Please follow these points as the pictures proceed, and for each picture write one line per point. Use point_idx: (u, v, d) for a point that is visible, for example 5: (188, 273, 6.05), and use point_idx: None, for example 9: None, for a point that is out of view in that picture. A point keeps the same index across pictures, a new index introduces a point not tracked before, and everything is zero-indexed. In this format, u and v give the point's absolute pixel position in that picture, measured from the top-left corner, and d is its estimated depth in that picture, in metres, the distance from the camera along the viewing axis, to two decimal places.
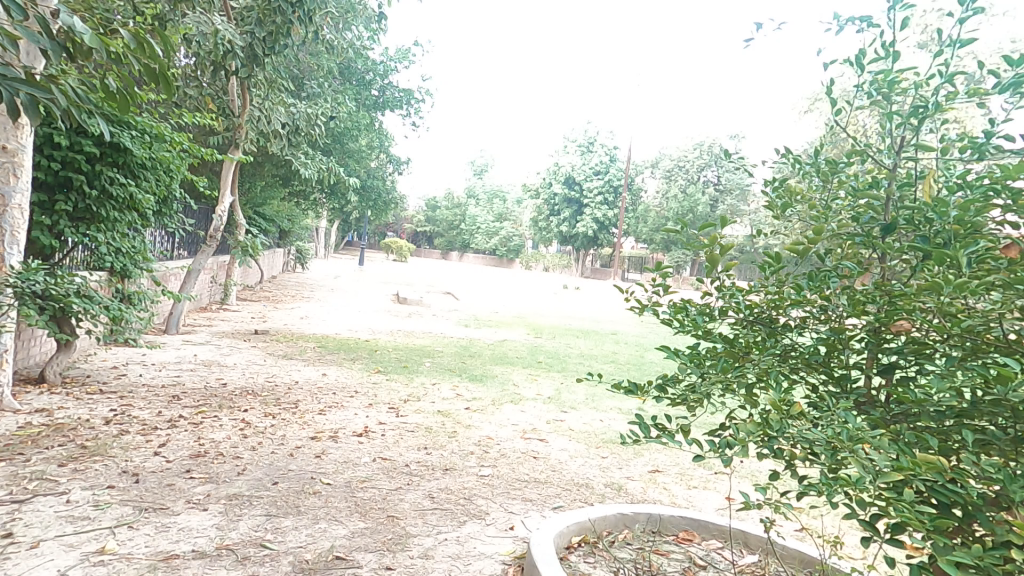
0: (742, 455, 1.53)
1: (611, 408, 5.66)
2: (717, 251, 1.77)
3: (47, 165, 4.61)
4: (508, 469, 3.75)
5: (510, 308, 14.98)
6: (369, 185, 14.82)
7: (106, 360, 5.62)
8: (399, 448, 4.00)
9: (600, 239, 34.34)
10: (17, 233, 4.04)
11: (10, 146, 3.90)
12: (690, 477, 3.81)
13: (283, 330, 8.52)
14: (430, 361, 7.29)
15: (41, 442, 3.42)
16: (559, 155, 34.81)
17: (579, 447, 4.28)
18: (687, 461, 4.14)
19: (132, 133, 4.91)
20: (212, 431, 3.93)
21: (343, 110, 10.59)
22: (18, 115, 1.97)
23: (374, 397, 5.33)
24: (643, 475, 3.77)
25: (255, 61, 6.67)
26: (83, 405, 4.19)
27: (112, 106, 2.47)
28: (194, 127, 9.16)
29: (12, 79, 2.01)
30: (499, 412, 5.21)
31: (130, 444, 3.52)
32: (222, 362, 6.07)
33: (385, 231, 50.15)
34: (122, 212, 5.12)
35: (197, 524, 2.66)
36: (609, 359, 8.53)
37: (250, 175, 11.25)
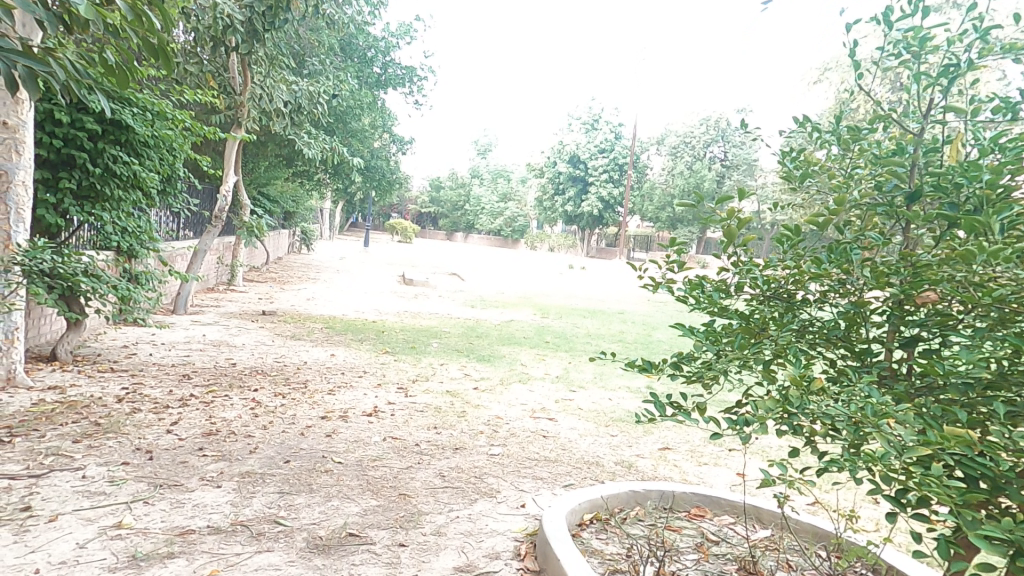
0: (761, 432, 1.49)
1: (620, 386, 5.66)
2: (734, 224, 1.71)
3: (49, 142, 4.53)
4: (518, 448, 3.75)
5: (516, 289, 14.94)
6: (373, 165, 14.68)
7: (116, 340, 5.65)
8: (409, 428, 4.01)
9: (606, 219, 34.10)
10: (23, 211, 4.01)
11: (10, 122, 3.83)
12: (701, 454, 3.81)
13: (291, 310, 8.55)
14: (438, 341, 7.31)
15: (56, 418, 3.45)
16: (564, 133, 34.40)
17: (588, 426, 4.28)
18: (697, 439, 4.13)
19: (133, 110, 4.84)
20: (223, 410, 3.95)
21: (345, 88, 10.44)
22: (16, 89, 1.94)
23: (383, 377, 5.34)
24: (653, 453, 3.77)
25: (254, 36, 6.54)
26: (95, 383, 4.21)
27: (111, 81, 2.43)
28: (196, 106, 9.07)
29: (9, 51, 1.98)
30: (508, 391, 5.22)
31: (143, 422, 3.54)
32: (231, 343, 6.09)
33: (389, 212, 49.99)
34: (126, 191, 5.09)
35: (212, 500, 2.68)
36: (616, 339, 8.52)
37: (254, 155, 11.17)
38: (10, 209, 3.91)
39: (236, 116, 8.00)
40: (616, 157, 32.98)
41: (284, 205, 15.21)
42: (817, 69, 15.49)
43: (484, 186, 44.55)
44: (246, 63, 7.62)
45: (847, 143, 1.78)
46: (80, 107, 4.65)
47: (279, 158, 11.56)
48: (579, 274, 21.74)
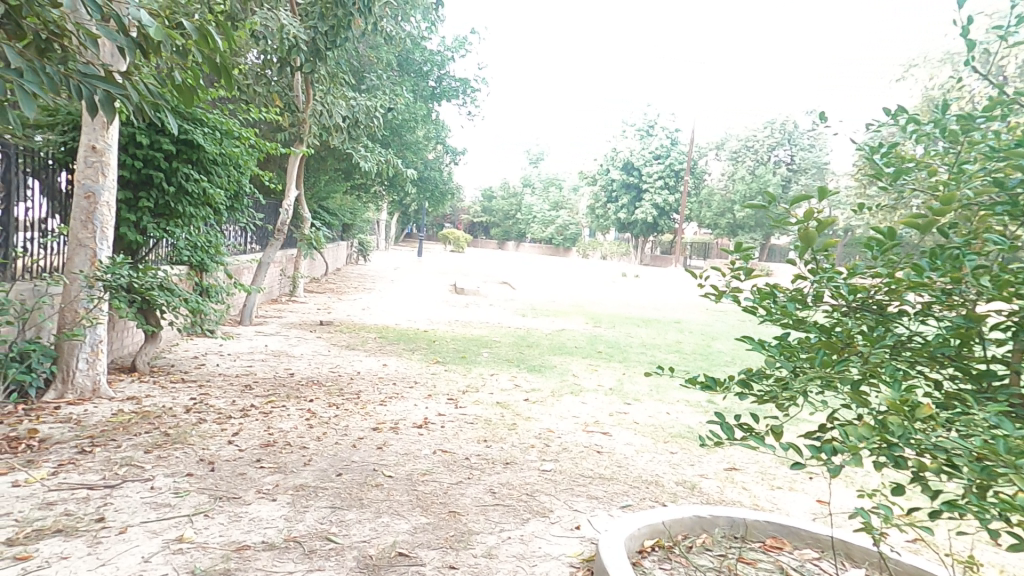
0: (853, 464, 1.28)
1: (677, 399, 5.39)
2: (813, 227, 1.52)
3: (131, 164, 4.79)
4: (571, 464, 3.60)
5: (568, 298, 14.78)
6: (426, 176, 14.95)
7: (187, 350, 5.93)
8: (459, 441, 3.95)
9: (660, 225, 33.27)
10: (107, 230, 4.19)
11: (98, 146, 4.06)
12: (773, 476, 3.52)
13: (346, 320, 8.77)
14: (489, 351, 7.25)
15: (131, 428, 3.60)
16: (617, 140, 33.95)
17: (645, 442, 4.07)
18: (766, 458, 3.84)
19: (204, 130, 5.08)
20: (281, 421, 4.03)
21: (400, 102, 10.70)
22: (95, 113, 2.06)
23: (433, 388, 5.33)
24: (719, 473, 3.52)
25: (317, 55, 6.81)
26: (167, 393, 4.40)
27: (181, 100, 2.54)
28: (264, 124, 9.52)
29: (90, 76, 2.10)
30: (559, 403, 5.07)
31: (207, 433, 3.65)
32: (290, 353, 6.28)
33: (442, 223, 51.00)
34: (197, 208, 5.29)
35: (267, 514, 2.69)
36: (673, 349, 8.19)
37: (315, 170, 11.62)
38: (95, 228, 4.10)
39: (298, 132, 8.32)
40: (671, 162, 32.16)
41: (343, 218, 15.72)
42: (903, 65, 14.45)
43: (535, 194, 44.60)
44: (308, 82, 7.97)
45: (951, 133, 1.56)
46: (158, 129, 4.92)
47: (338, 172, 11.97)
48: (633, 282, 21.28)
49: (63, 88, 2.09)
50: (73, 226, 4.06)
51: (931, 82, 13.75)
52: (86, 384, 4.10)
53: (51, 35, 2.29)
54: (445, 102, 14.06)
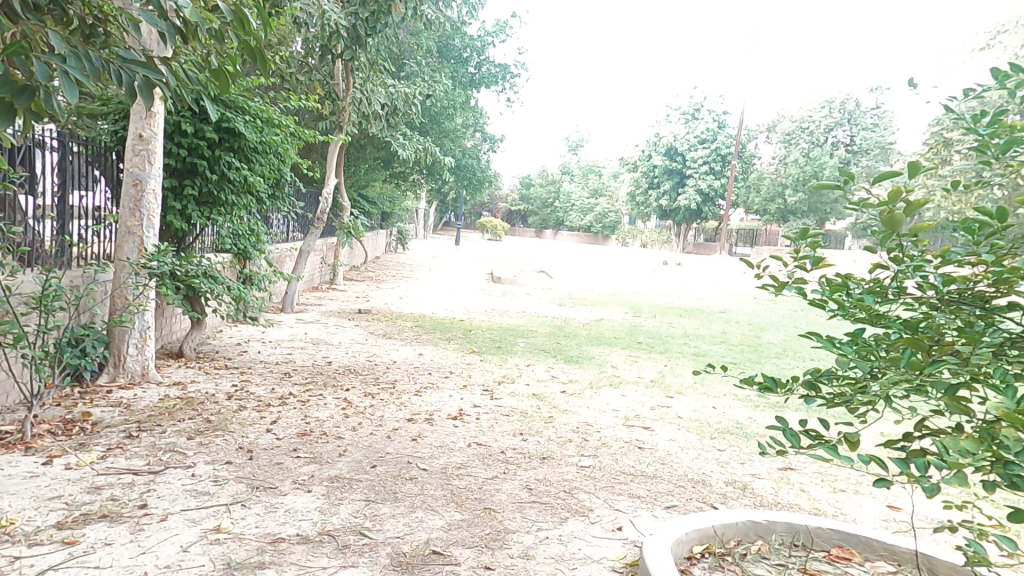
0: (955, 482, 1.10)
1: (723, 393, 5.15)
2: (901, 209, 1.30)
3: (177, 152, 4.84)
4: (611, 461, 3.45)
5: (607, 286, 14.53)
6: (464, 164, 14.87)
7: (231, 337, 6.06)
8: (494, 434, 3.87)
9: (703, 212, 32.24)
10: (154, 218, 4.26)
11: (145, 135, 4.12)
12: (834, 477, 3.29)
13: (384, 309, 8.82)
14: (525, 341, 7.15)
15: (176, 414, 3.66)
16: (659, 124, 33.03)
17: (691, 438, 3.87)
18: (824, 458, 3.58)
19: (245, 118, 5.10)
20: (318, 410, 4.04)
21: (439, 88, 10.63)
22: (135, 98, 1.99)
23: (468, 378, 5.27)
24: (772, 473, 3.29)
25: (357, 42, 6.86)
26: (211, 379, 4.49)
27: (219, 86, 2.46)
28: (306, 114, 9.63)
29: (131, 61, 2.04)
30: (598, 396, 4.92)
31: (246, 420, 3.68)
32: (329, 341, 6.34)
33: (480, 211, 51.07)
34: (239, 196, 5.33)
35: (303, 506, 2.67)
36: (718, 340, 7.88)
37: (355, 158, 11.72)
38: (143, 215, 4.17)
39: (338, 121, 8.35)
40: (716, 146, 31.03)
41: (382, 206, 15.86)
42: (987, 33, 13.47)
43: (573, 181, 44.02)
44: (348, 70, 7.99)
45: None
46: (202, 118, 4.97)
47: (377, 160, 12.04)
48: (675, 271, 20.74)
49: (104, 74, 2.01)
50: (122, 214, 4.14)
51: (1022, 50, 12.60)
52: (136, 369, 4.20)
53: (95, 20, 2.22)
54: (484, 88, 13.93)
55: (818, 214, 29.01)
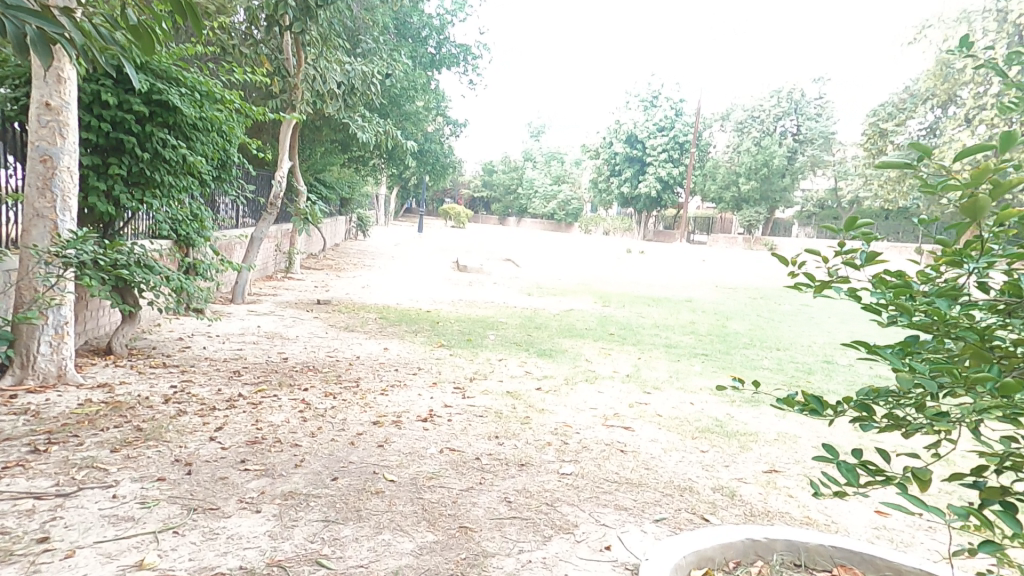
0: None
1: (699, 388, 5.01)
2: (988, 195, 1.05)
3: (97, 126, 4.24)
4: (593, 467, 3.23)
5: (574, 275, 14.40)
6: (426, 149, 14.35)
7: (174, 331, 5.53)
8: (468, 438, 3.59)
9: (664, 201, 32.58)
10: (69, 199, 3.75)
11: (53, 104, 3.58)
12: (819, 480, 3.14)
13: (345, 299, 8.38)
14: (495, 333, 6.88)
15: (98, 422, 3.22)
16: (621, 113, 33.14)
17: (673, 438, 3.69)
18: (808, 457, 3.44)
19: (181, 90, 4.57)
20: (271, 414, 3.66)
21: (398, 68, 10.14)
22: (26, 55, 1.58)
23: (438, 375, 4.96)
24: (758, 477, 3.11)
25: (307, 14, 6.43)
26: (145, 380, 4.01)
27: (140, 46, 2.04)
28: (255, 91, 8.99)
29: (19, 9, 1.61)
30: (574, 392, 4.71)
31: (186, 428, 3.27)
32: (285, 335, 5.88)
33: (442, 198, 50.24)
34: (178, 177, 4.82)
35: (249, 531, 2.33)
36: (687, 331, 7.82)
37: (310, 141, 11.11)
38: (55, 196, 3.65)
39: (290, 99, 7.77)
40: (676, 135, 31.33)
41: (341, 192, 15.22)
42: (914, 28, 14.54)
43: (537, 169, 43.85)
44: (300, 43, 7.40)
45: None
46: (127, 88, 4.39)
47: (334, 143, 11.46)
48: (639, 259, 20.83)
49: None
50: (29, 194, 3.61)
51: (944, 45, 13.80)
52: (49, 370, 3.71)
53: None
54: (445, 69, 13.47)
55: (768, 203, 29.71)
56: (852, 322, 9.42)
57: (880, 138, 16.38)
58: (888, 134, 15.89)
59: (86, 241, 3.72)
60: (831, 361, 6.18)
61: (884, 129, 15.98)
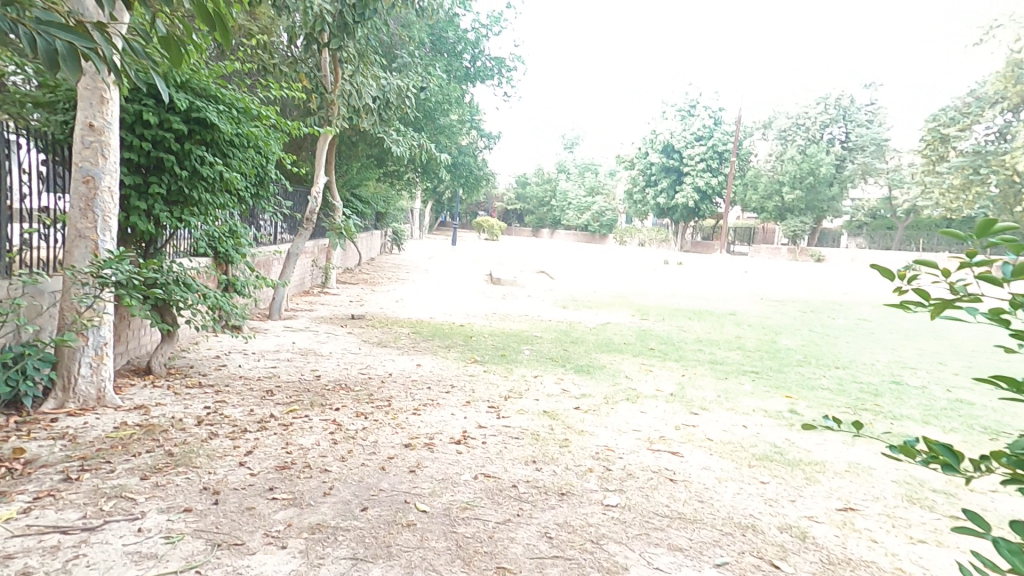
0: None
1: (752, 409, 4.66)
2: None
3: (138, 146, 4.23)
4: (641, 498, 2.97)
5: (611, 287, 14.11)
6: (460, 162, 14.36)
7: (211, 348, 5.53)
8: (504, 463, 3.38)
9: (702, 210, 31.81)
10: (109, 219, 3.73)
11: (96, 125, 3.55)
12: (906, 523, 2.76)
13: (379, 314, 8.34)
14: (530, 348, 6.67)
15: (131, 446, 3.14)
16: (656, 122, 32.67)
17: (728, 466, 3.39)
18: (887, 492, 3.08)
19: (218, 107, 4.55)
20: (302, 436, 3.54)
21: (433, 81, 10.19)
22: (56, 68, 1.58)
23: (472, 393, 4.77)
24: (834, 517, 2.78)
25: (344, 30, 6.48)
26: (180, 401, 3.96)
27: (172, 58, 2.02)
28: (295, 109, 9.17)
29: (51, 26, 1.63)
30: (615, 412, 4.45)
31: (216, 452, 3.17)
32: (319, 351, 5.83)
33: (475, 211, 50.45)
34: (214, 195, 4.76)
35: (274, 570, 2.17)
36: (733, 345, 7.44)
37: (347, 156, 11.27)
38: (96, 217, 3.63)
39: (326, 115, 7.80)
40: (714, 143, 30.61)
41: (376, 206, 15.39)
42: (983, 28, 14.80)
43: (570, 180, 43.70)
44: (337, 60, 7.46)
45: None
46: (168, 107, 4.38)
47: (370, 158, 11.58)
48: (675, 270, 20.34)
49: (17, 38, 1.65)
50: (71, 214, 3.59)
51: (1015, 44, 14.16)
52: (89, 393, 3.67)
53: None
54: (479, 83, 13.52)
55: (815, 213, 28.83)
56: (914, 338, 8.84)
57: (941, 144, 16.92)
58: (951, 139, 16.44)
59: (122, 261, 3.64)
60: (899, 382, 5.73)
61: (946, 135, 16.53)
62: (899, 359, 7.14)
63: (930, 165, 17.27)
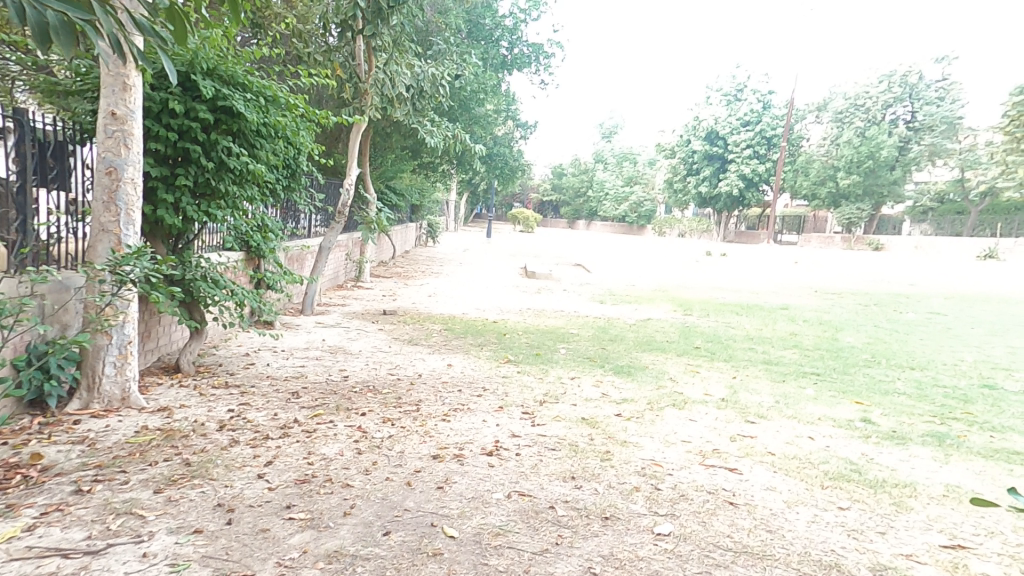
0: None
1: (817, 418, 4.25)
2: None
3: (164, 136, 4.02)
4: (698, 526, 2.61)
5: (652, 280, 13.60)
6: (495, 152, 14.02)
7: (240, 346, 5.43)
8: (540, 478, 3.08)
9: (745, 199, 30.51)
10: (133, 213, 3.54)
11: (119, 113, 3.38)
12: None
13: (411, 309, 8.16)
14: (567, 346, 6.32)
15: (149, 454, 2.98)
16: (698, 108, 31.53)
17: (797, 489, 3.00)
18: (1003, 533, 2.66)
19: (245, 95, 4.29)
20: (325, 445, 3.33)
21: (469, 68, 9.88)
22: (46, 44, 1.42)
23: (505, 397, 4.48)
24: (939, 559, 2.37)
25: (378, 17, 6.23)
26: (204, 404, 3.82)
27: (176, 33, 1.90)
28: (331, 101, 9.04)
29: None
30: (660, 421, 4.06)
31: (235, 462, 2.98)
32: (348, 350, 5.66)
33: (511, 202, 50.11)
34: (242, 187, 4.53)
35: None
36: (789, 344, 6.89)
37: (382, 148, 11.14)
38: (119, 210, 3.45)
39: (359, 105, 7.56)
40: (761, 129, 29.31)
41: (410, 198, 15.28)
42: None
43: (607, 170, 42.75)
44: (372, 47, 7.23)
45: None
46: (195, 96, 4.16)
47: (405, 150, 11.42)
48: (718, 261, 19.54)
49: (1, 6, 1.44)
50: (95, 207, 3.43)
51: None
52: (114, 393, 3.53)
53: None
54: (516, 71, 13.15)
55: (873, 198, 27.31)
56: (1000, 337, 8.02)
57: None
58: None
59: (141, 256, 3.34)
60: (991, 389, 5.24)
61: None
62: (988, 360, 6.48)
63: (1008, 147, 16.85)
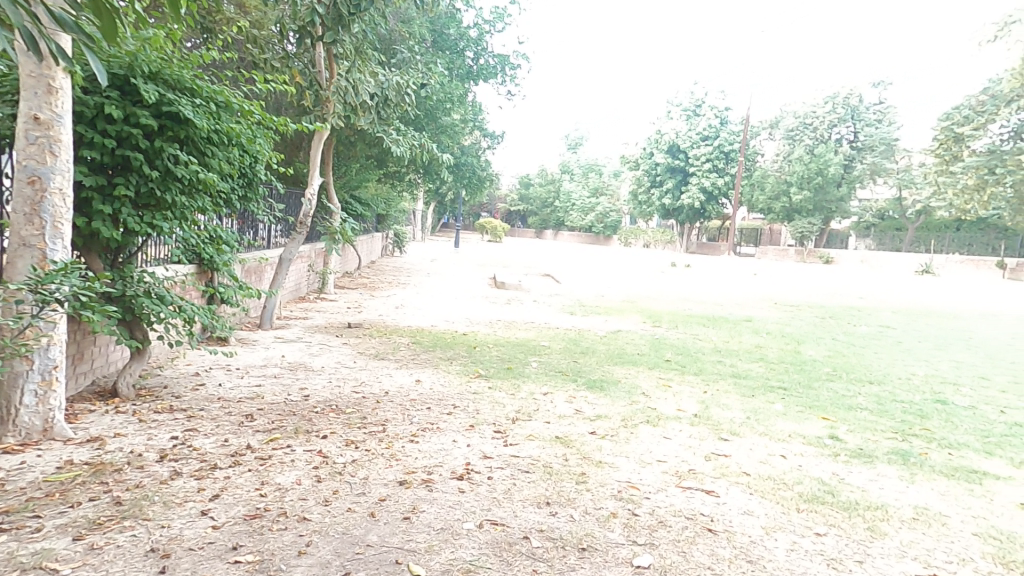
0: None
1: (788, 434, 4.23)
2: None
3: (101, 143, 3.69)
4: (676, 557, 2.49)
5: (621, 292, 13.70)
6: (463, 163, 13.90)
7: (190, 365, 5.08)
8: (513, 505, 2.92)
9: (708, 211, 31.25)
10: (62, 225, 3.23)
11: (43, 117, 3.09)
12: None
13: (377, 322, 7.90)
14: (537, 360, 6.20)
15: (70, 495, 2.68)
16: (661, 122, 32.23)
17: (774, 512, 2.93)
18: (977, 556, 2.63)
19: (194, 100, 4.01)
20: (281, 473, 3.08)
21: (434, 77, 9.75)
22: None
23: (475, 415, 4.31)
24: None
25: (340, 23, 5.97)
26: (144, 431, 3.51)
27: (102, 28, 1.69)
28: (291, 107, 8.72)
29: None
30: (635, 439, 3.97)
31: (175, 499, 2.71)
32: (310, 366, 5.38)
33: (479, 212, 50.03)
34: (191, 198, 4.23)
35: None
36: (755, 357, 6.96)
37: (346, 156, 10.87)
38: (45, 222, 3.14)
39: (321, 112, 7.30)
40: (720, 144, 30.17)
41: (376, 208, 14.97)
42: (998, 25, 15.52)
43: (574, 181, 43.18)
44: (333, 55, 6.96)
45: None
46: (136, 100, 3.85)
47: (369, 158, 11.18)
48: (683, 272, 19.87)
49: None
50: (15, 220, 3.10)
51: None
52: (34, 425, 3.20)
53: None
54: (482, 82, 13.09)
55: (823, 212, 28.38)
56: (947, 349, 8.33)
57: (954, 143, 18.01)
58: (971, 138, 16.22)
59: (69, 273, 3.02)
60: (945, 403, 5.37)
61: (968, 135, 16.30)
62: (938, 373, 6.69)
63: (944, 164, 18.38)
